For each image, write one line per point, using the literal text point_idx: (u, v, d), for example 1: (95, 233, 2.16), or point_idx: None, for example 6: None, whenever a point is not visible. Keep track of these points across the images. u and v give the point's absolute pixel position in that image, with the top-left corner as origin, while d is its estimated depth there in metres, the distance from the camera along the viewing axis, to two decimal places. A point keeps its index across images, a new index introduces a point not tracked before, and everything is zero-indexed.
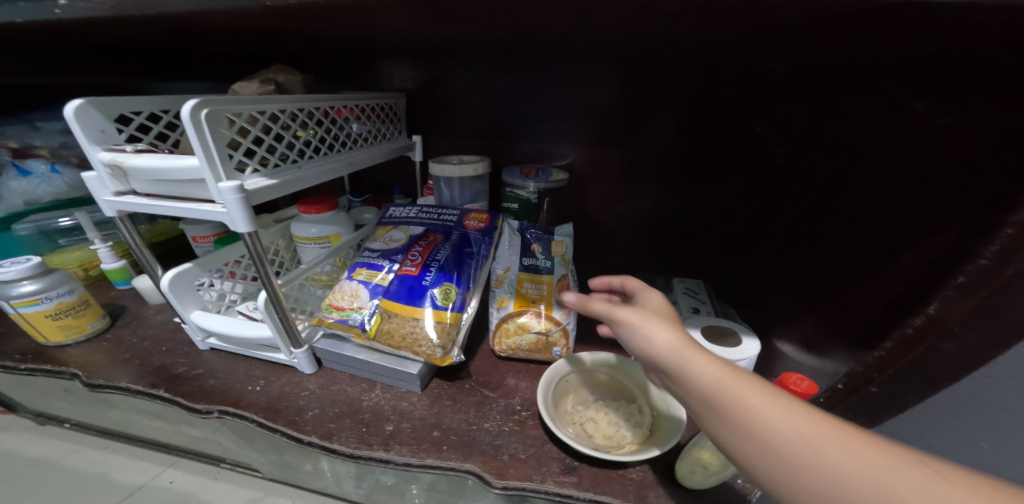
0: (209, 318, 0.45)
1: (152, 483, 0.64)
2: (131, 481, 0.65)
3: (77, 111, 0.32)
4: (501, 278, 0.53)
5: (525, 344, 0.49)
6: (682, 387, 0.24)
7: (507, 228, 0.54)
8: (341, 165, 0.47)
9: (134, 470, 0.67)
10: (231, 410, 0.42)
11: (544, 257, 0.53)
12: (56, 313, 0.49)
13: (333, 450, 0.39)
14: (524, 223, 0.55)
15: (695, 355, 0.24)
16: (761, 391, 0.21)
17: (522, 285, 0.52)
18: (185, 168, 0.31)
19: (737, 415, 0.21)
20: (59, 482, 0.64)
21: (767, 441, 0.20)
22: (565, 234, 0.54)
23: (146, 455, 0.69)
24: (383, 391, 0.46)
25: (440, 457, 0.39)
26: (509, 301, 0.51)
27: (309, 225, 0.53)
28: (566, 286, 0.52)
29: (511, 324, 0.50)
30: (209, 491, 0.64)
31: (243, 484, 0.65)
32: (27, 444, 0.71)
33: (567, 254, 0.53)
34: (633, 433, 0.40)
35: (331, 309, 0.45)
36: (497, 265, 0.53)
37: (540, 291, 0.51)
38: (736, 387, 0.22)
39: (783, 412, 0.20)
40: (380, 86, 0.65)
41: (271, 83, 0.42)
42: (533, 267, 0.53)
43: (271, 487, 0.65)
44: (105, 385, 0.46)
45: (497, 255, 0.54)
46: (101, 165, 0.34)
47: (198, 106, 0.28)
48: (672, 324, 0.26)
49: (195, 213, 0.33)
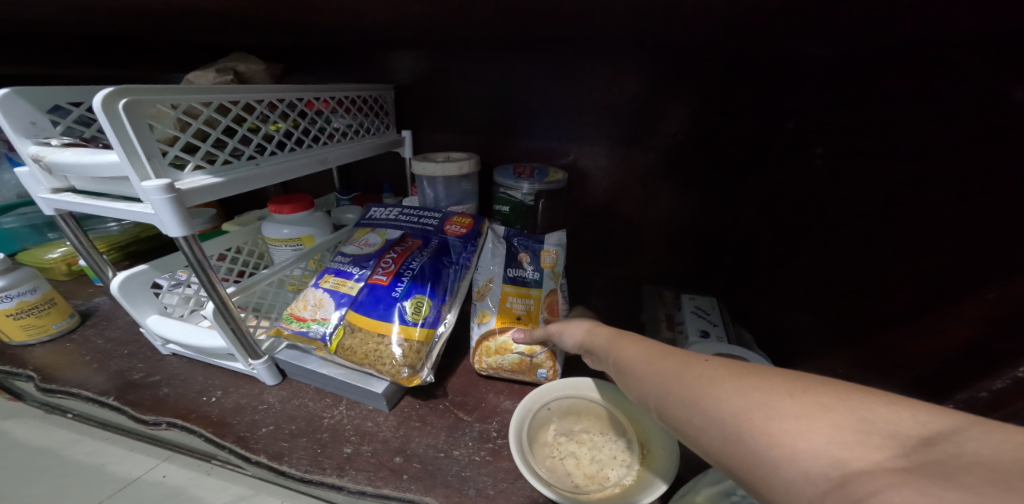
0: (164, 324, 0.42)
1: (146, 477, 0.61)
2: (126, 473, 0.62)
3: (0, 101, 0.30)
4: (483, 292, 0.48)
5: (507, 365, 0.44)
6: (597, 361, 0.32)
7: (491, 234, 0.50)
8: (310, 161, 0.43)
9: (131, 463, 0.63)
10: (180, 423, 0.39)
11: (532, 268, 0.48)
12: (17, 312, 0.47)
13: (281, 472, 0.35)
14: (511, 230, 0.51)
15: (597, 333, 0.32)
16: (633, 340, 0.28)
17: (506, 299, 0.47)
18: (106, 164, 0.28)
19: (621, 361, 0.27)
20: (58, 477, 0.61)
21: (629, 372, 0.25)
22: (556, 243, 0.49)
23: (145, 447, 0.66)
24: (348, 407, 0.43)
25: (398, 487, 0.34)
26: (491, 317, 0.47)
27: (281, 226, 0.49)
28: (555, 302, 0.48)
29: (492, 342, 0.46)
30: (201, 487, 0.60)
31: (234, 481, 0.61)
32: (30, 433, 0.69)
33: (558, 267, 0.48)
34: (617, 473, 0.35)
35: (292, 320, 0.42)
36: (479, 276, 0.49)
37: (525, 306, 0.47)
38: (617, 342, 0.29)
39: (637, 348, 0.26)
40: (366, 78, 0.61)
41: (228, 72, 0.41)
42: (519, 279, 0.48)
43: (262, 485, 0.60)
44: (59, 389, 0.44)
45: (479, 265, 0.50)
46: (30, 159, 0.32)
47: (114, 94, 0.25)
48: (589, 320, 0.36)
49: (125, 213, 0.30)
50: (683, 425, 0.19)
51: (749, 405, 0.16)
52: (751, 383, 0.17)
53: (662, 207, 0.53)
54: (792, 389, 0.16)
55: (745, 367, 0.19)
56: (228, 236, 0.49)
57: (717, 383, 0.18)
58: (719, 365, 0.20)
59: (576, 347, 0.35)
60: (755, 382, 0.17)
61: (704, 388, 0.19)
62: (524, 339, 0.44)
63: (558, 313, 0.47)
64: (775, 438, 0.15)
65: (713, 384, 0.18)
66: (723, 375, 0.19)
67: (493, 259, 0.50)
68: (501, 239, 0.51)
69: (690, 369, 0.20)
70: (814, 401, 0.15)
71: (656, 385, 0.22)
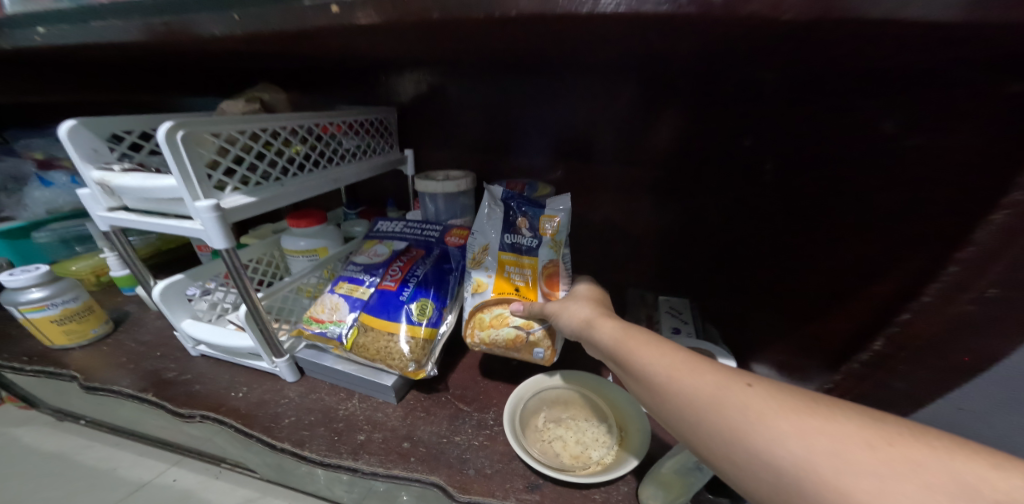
0: (197, 327, 0.47)
1: (157, 481, 0.66)
2: (137, 478, 0.66)
3: (70, 133, 0.35)
4: (480, 260, 0.48)
5: (500, 340, 0.43)
6: (596, 345, 0.34)
7: (489, 195, 0.47)
8: (325, 181, 0.49)
9: (142, 468, 0.68)
10: (212, 415, 0.44)
11: (529, 235, 0.46)
12: (62, 318, 0.52)
13: (304, 457, 0.40)
14: (508, 190, 0.47)
15: (601, 326, 0.34)
16: (648, 342, 0.29)
17: (504, 269, 0.47)
18: (164, 187, 0.34)
19: (633, 358, 0.29)
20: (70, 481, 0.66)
21: (647, 380, 0.27)
22: (558, 209, 0.44)
23: (155, 453, 0.71)
24: (360, 401, 0.48)
25: (406, 468, 0.39)
26: (488, 286, 0.47)
27: (298, 238, 0.55)
28: (554, 275, 0.45)
29: (486, 314, 0.46)
30: (211, 490, 0.64)
31: (242, 484, 0.66)
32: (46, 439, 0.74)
33: (559, 234, 0.45)
34: (599, 453, 0.40)
35: (312, 322, 0.47)
36: (476, 240, 0.48)
37: (524, 277, 0.46)
38: (627, 342, 0.30)
39: (657, 351, 0.28)
40: (373, 101, 0.67)
41: (256, 101, 0.47)
42: (516, 246, 0.47)
43: (268, 488, 0.65)
44: (101, 387, 0.49)
45: (478, 229, 0.48)
46: (92, 183, 0.37)
47: (174, 128, 0.31)
48: (599, 308, 0.37)
49: (176, 229, 0.35)
50: (721, 453, 0.22)
51: (816, 455, 0.19)
52: (815, 427, 0.20)
53: (644, 217, 0.58)
54: (874, 441, 0.19)
55: (806, 404, 0.22)
56: (251, 248, 0.54)
57: (774, 420, 0.21)
58: (770, 397, 0.22)
59: (578, 333, 0.37)
60: (826, 424, 0.20)
61: (758, 427, 0.21)
62: (522, 312, 0.43)
63: (558, 287, 0.45)
64: (848, 495, 0.18)
65: (766, 423, 0.21)
66: (782, 411, 0.21)
67: (491, 223, 0.48)
68: (499, 202, 0.48)
69: (731, 399, 0.23)
70: (897, 458, 0.18)
71: (686, 409, 0.24)
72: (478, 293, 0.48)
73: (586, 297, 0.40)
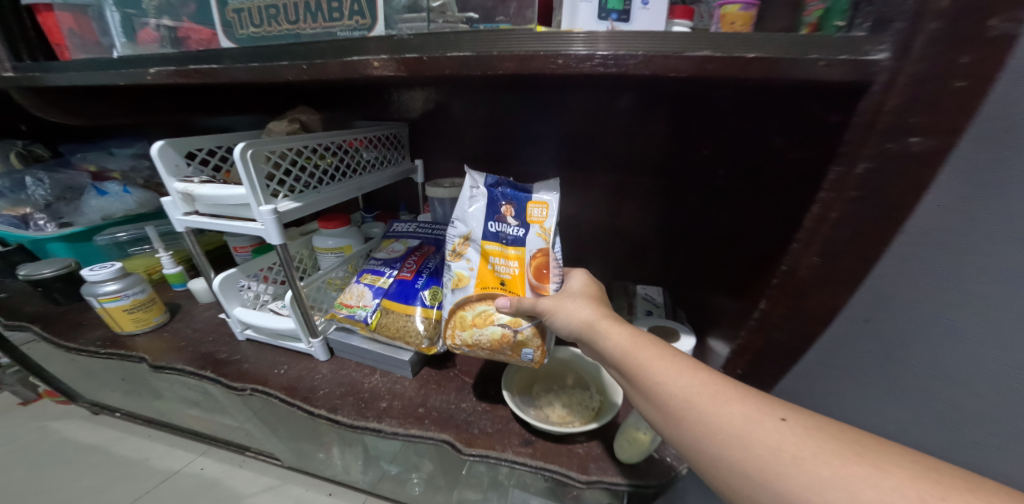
0: (247, 313, 0.56)
1: (186, 469, 0.98)
2: (168, 467, 0.98)
3: (160, 151, 0.44)
4: (461, 252, 0.46)
5: (486, 340, 0.43)
6: (609, 356, 0.35)
7: (469, 179, 0.44)
8: (351, 189, 0.57)
9: (172, 458, 1.00)
10: (260, 388, 0.53)
11: (517, 224, 0.43)
12: (131, 308, 0.62)
13: (337, 420, 0.49)
14: (492, 175, 0.44)
15: (615, 336, 0.35)
16: (672, 365, 0.31)
17: (488, 260, 0.45)
18: (234, 195, 0.43)
19: (655, 380, 0.31)
20: (102, 470, 0.97)
21: (675, 405, 0.29)
22: (548, 193, 0.42)
23: (183, 446, 1.04)
24: (382, 375, 0.56)
25: (421, 428, 0.47)
26: (470, 281, 0.45)
27: (327, 238, 0.64)
28: (547, 267, 0.42)
29: (468, 312, 0.45)
30: (238, 474, 0.97)
31: (263, 473, 0.97)
32: (93, 430, 1.08)
33: (548, 221, 0.42)
34: (581, 413, 0.49)
35: (342, 306, 0.56)
36: (457, 230, 0.46)
37: (510, 270, 0.43)
38: (642, 357, 0.32)
39: (675, 370, 0.30)
40: (389, 116, 0.76)
41: (296, 122, 0.57)
42: (501, 235, 0.44)
43: (288, 475, 0.97)
44: (165, 366, 0.58)
45: (460, 217, 0.45)
46: (175, 192, 0.46)
47: (246, 148, 0.41)
48: (608, 315, 0.37)
49: (241, 228, 0.44)
50: (746, 491, 0.25)
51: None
52: (862, 476, 0.22)
53: (627, 218, 0.65)
54: (932, 497, 0.21)
55: (842, 446, 0.24)
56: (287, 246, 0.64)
57: (812, 465, 0.24)
58: (804, 436, 0.25)
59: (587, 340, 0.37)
60: (873, 474, 0.22)
61: (791, 469, 0.24)
62: (509, 308, 0.42)
63: (549, 280, 0.42)
64: None
65: (804, 468, 0.24)
66: (820, 454, 0.24)
67: (474, 210, 0.45)
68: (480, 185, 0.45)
69: (764, 436, 0.26)
70: None
71: (716, 442, 0.27)
72: (459, 289, 0.46)
73: (589, 297, 0.40)
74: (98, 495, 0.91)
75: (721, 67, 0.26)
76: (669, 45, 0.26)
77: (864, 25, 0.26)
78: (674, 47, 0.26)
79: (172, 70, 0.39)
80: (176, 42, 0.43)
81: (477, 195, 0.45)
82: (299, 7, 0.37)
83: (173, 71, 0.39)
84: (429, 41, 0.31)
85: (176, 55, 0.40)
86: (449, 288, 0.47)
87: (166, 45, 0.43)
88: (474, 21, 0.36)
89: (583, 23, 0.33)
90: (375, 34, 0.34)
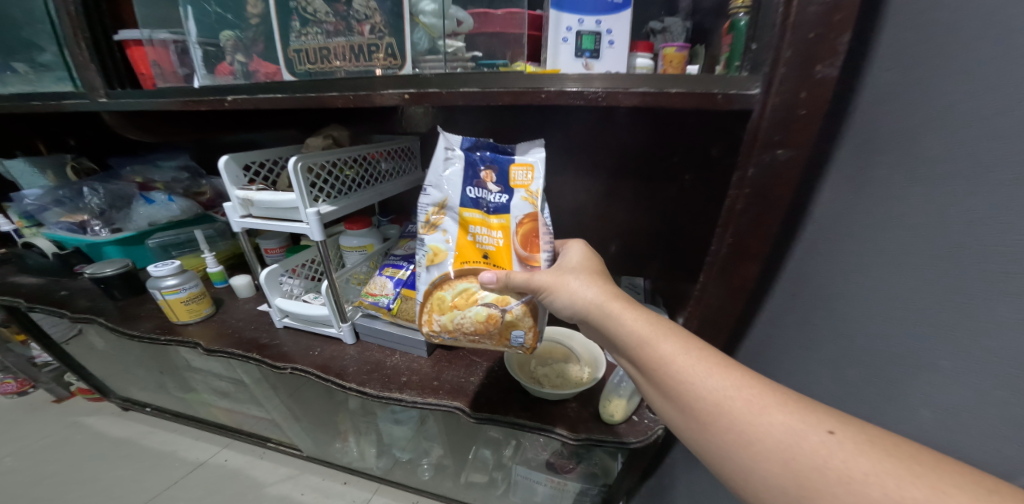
0: (288, 302, 0.66)
1: (213, 460, 1.08)
2: (195, 458, 1.08)
3: (226, 165, 0.54)
4: (436, 221, 0.52)
5: (471, 322, 0.51)
6: (627, 340, 0.39)
7: (443, 143, 0.50)
8: (374, 195, 0.67)
9: (197, 450, 1.10)
10: (299, 367, 0.61)
11: (498, 191, 0.49)
12: (187, 300, 0.72)
13: (366, 392, 0.57)
14: (473, 142, 0.50)
15: (635, 325, 0.39)
16: (703, 365, 0.35)
17: (469, 230, 0.52)
18: (286, 200, 0.53)
19: (683, 378, 0.34)
20: (137, 462, 1.06)
21: (706, 405, 0.33)
22: (533, 157, 0.48)
23: (207, 438, 1.14)
24: (401, 355, 0.64)
25: (437, 396, 0.56)
26: (446, 255, 0.52)
27: (353, 237, 0.73)
28: (536, 233, 0.49)
29: (447, 293, 0.52)
30: (260, 465, 1.06)
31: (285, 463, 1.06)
32: (124, 425, 1.18)
33: (532, 184, 0.48)
34: (572, 381, 0.58)
35: (368, 295, 0.65)
36: (439, 191, 0.51)
37: (494, 240, 0.50)
38: (669, 352, 0.36)
39: (705, 370, 0.34)
40: (401, 130, 0.86)
41: (329, 137, 0.67)
42: (481, 202, 0.50)
43: (307, 466, 1.06)
44: (215, 350, 0.67)
45: (435, 182, 0.51)
46: (236, 199, 0.56)
47: (297, 160, 0.50)
48: (628, 306, 0.41)
49: (291, 228, 0.54)
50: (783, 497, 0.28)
51: None
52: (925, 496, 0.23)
53: (614, 219, 0.74)
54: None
55: (894, 462, 0.25)
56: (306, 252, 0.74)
57: (862, 485, 0.25)
58: (854, 452, 0.26)
59: (607, 325, 0.41)
60: (931, 497, 0.23)
61: (830, 482, 0.26)
62: (494, 284, 0.49)
63: (539, 250, 0.49)
64: None
65: (851, 487, 0.25)
66: (871, 474, 0.25)
67: (458, 178, 0.51)
68: (459, 151, 0.51)
69: (802, 445, 0.28)
70: None
71: (741, 438, 0.30)
72: (434, 265, 0.53)
73: (598, 279, 0.45)
74: (135, 483, 1.01)
75: (657, 101, 0.35)
76: (621, 83, 0.35)
77: (746, 68, 0.34)
78: (625, 85, 0.35)
79: (243, 98, 0.49)
80: (246, 73, 0.54)
81: (452, 158, 0.51)
82: (344, 50, 0.48)
83: (245, 100, 0.49)
84: (446, 79, 0.41)
85: (246, 86, 0.50)
86: (423, 265, 0.54)
87: (238, 77, 0.54)
88: (479, 58, 0.46)
89: (563, 61, 0.42)
90: (404, 72, 0.45)
